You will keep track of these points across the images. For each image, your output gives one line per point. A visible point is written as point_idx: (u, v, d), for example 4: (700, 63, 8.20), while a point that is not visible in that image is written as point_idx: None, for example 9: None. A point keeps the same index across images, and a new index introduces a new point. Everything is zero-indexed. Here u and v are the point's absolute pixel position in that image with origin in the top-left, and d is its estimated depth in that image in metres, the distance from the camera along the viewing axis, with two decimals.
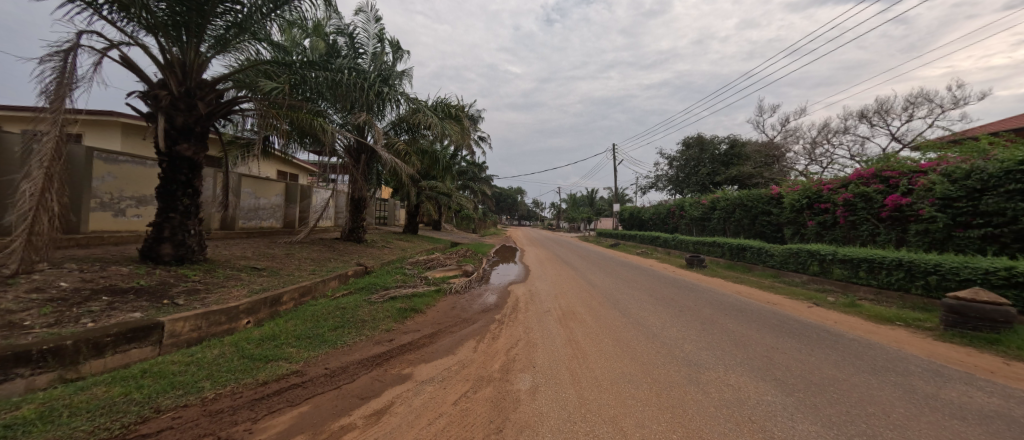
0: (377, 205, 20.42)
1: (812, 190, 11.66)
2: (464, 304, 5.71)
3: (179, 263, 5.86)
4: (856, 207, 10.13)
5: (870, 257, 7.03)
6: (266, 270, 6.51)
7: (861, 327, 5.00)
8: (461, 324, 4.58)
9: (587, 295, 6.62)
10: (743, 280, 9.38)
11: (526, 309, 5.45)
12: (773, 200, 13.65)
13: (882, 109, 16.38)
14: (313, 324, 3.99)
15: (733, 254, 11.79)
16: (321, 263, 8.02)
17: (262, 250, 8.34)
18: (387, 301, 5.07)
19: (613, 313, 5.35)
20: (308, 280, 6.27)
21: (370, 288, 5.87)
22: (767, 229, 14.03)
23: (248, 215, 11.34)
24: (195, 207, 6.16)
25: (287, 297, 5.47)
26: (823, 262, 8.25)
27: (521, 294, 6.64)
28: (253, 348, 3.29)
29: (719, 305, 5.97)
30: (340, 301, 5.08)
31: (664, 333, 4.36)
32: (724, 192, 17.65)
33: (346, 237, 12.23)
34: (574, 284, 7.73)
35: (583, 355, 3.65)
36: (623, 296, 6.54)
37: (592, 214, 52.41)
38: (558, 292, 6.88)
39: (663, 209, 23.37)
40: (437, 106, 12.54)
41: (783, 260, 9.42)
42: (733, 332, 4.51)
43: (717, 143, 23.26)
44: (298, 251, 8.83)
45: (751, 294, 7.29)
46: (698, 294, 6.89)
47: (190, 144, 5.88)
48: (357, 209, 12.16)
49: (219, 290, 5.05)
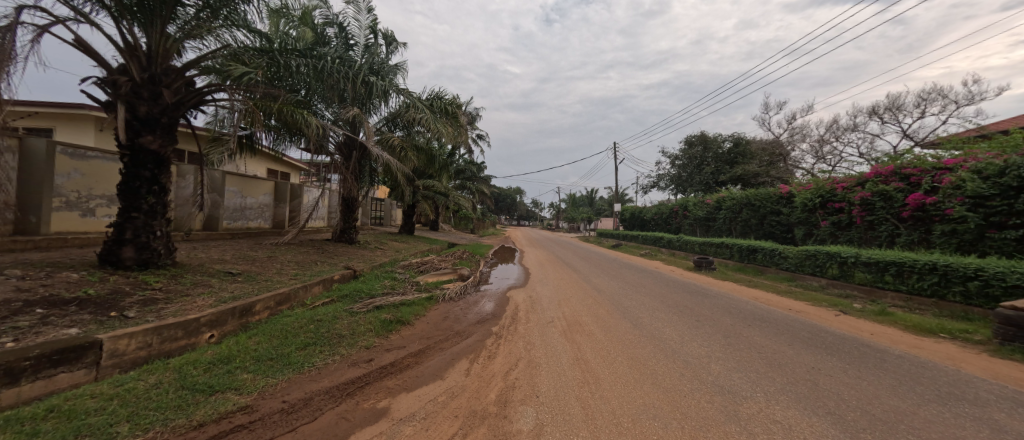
0: (372, 205, 19.85)
1: (825, 189, 11.13)
2: (457, 313, 5.16)
3: (143, 268, 5.29)
4: (874, 207, 9.59)
5: (899, 260, 6.50)
6: (242, 275, 5.96)
7: (903, 340, 4.45)
8: (452, 339, 4.02)
9: (593, 302, 6.07)
10: (757, 284, 8.84)
11: (527, 320, 4.89)
12: (782, 199, 13.12)
13: (893, 106, 15.87)
14: (279, 342, 3.44)
15: (743, 256, 11.25)
16: (306, 266, 7.46)
17: (243, 253, 7.78)
18: (370, 312, 4.51)
19: (624, 324, 4.80)
20: (287, 287, 5.71)
21: (354, 295, 5.31)
22: (776, 230, 13.50)
23: (234, 216, 10.80)
24: (162, 205, 5.59)
25: (261, 306, 4.91)
26: (844, 265, 7.71)
27: (521, 301, 6.08)
28: (199, 375, 2.72)
29: (739, 315, 5.42)
30: (318, 311, 4.52)
31: (684, 350, 3.80)
32: (730, 191, 17.10)
33: (337, 239, 11.69)
34: (578, 289, 7.18)
35: (595, 378, 3.10)
36: (633, 303, 5.99)
37: (592, 214, 51.94)
38: (561, 298, 6.33)
39: (666, 208, 22.82)
40: (433, 101, 11.94)
41: (799, 263, 8.88)
42: (764, 347, 3.94)
43: (720, 142, 22.77)
44: (282, 254, 8.27)
45: (769, 300, 6.74)
46: (714, 301, 6.32)
47: (155, 136, 5.33)
48: (348, 209, 11.60)
49: (181, 299, 4.48)
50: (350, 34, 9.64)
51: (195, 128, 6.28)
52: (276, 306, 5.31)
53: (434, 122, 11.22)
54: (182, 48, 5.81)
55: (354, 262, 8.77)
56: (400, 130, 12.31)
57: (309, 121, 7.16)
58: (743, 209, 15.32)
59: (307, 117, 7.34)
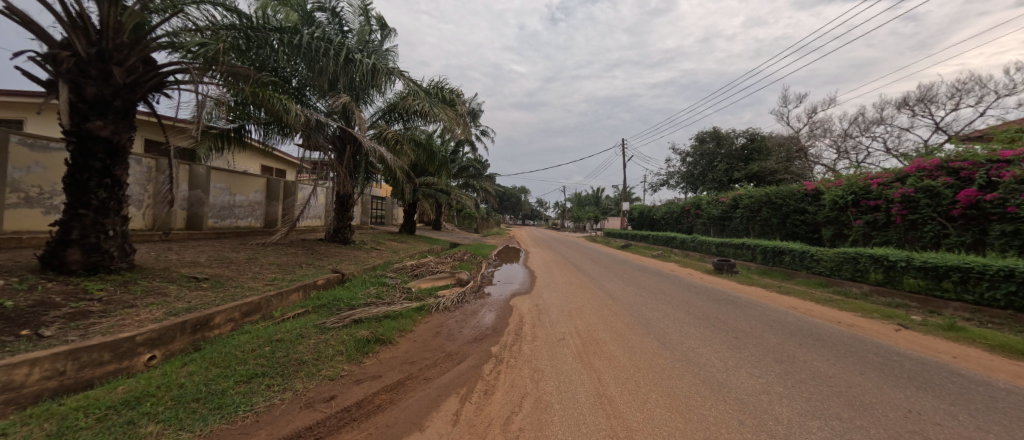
0: (372, 203, 19.21)
1: (857, 185, 10.20)
2: (452, 327, 4.40)
3: (92, 273, 4.59)
4: (917, 204, 8.66)
5: (964, 265, 5.61)
6: (208, 279, 5.25)
7: (1000, 367, 3.57)
8: (442, 365, 3.25)
9: (609, 313, 5.26)
10: (787, 289, 7.97)
11: (533, 337, 4.09)
12: (807, 197, 12.17)
13: (925, 97, 14.82)
14: (217, 373, 2.67)
15: (767, 258, 10.36)
16: (287, 269, 6.75)
17: (221, 254, 7.09)
18: (345, 328, 3.77)
19: (649, 343, 3.98)
20: (258, 295, 4.98)
21: (331, 305, 4.57)
22: (801, 230, 12.58)
23: (221, 214, 10.19)
24: (117, 201, 4.88)
25: (221, 319, 4.19)
26: (891, 270, 6.83)
27: (526, 312, 5.29)
28: (83, 430, 1.97)
29: (783, 330, 4.58)
30: (285, 325, 3.79)
31: (734, 381, 3.00)
32: (747, 188, 16.15)
33: (331, 239, 11.03)
34: (590, 296, 6.37)
35: (627, 428, 2.31)
36: (656, 315, 5.19)
37: (598, 214, 51.06)
38: (572, 308, 5.52)
39: (677, 207, 21.84)
40: (431, 91, 11.18)
41: (835, 267, 8.00)
42: (832, 377, 3.12)
43: (733, 138, 21.82)
44: (265, 255, 7.58)
45: (810, 310, 5.88)
46: (748, 312, 5.51)
47: (106, 121, 4.62)
48: (342, 207, 10.92)
49: (121, 312, 3.75)
50: (344, 19, 8.95)
51: (162, 115, 5.61)
52: (243, 316, 4.59)
53: (432, 112, 10.44)
54: (141, 21, 5.10)
55: (344, 264, 8.06)
56: (398, 123, 11.61)
57: (292, 108, 6.45)
58: (762, 208, 14.39)
59: (290, 104, 6.62)
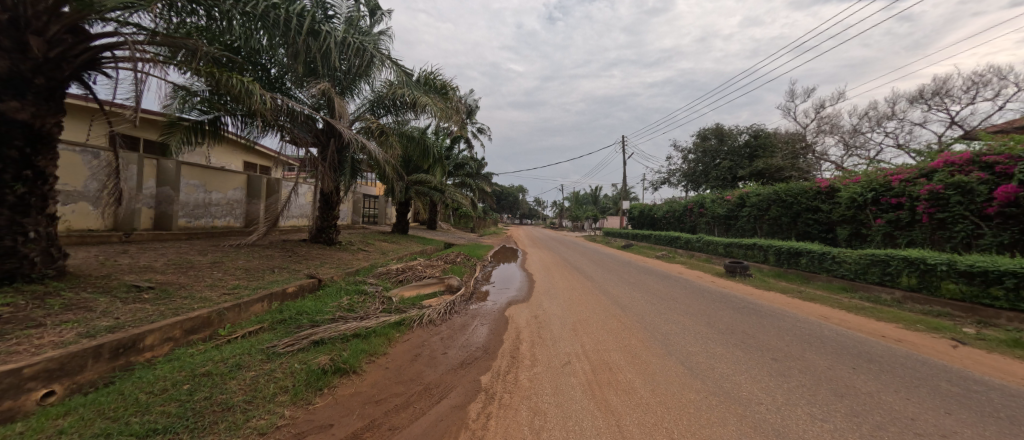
0: (363, 202, 18.45)
1: (877, 182, 9.55)
2: (435, 347, 3.68)
3: (6, 283, 3.84)
4: (946, 202, 8.01)
5: (1020, 270, 4.93)
6: (153, 289, 4.50)
7: None
8: (412, 405, 2.52)
9: (620, 327, 4.54)
10: (809, 294, 7.30)
11: (534, 362, 3.36)
12: (821, 195, 11.50)
13: (940, 90, 14.20)
14: (97, 430, 1.93)
15: (781, 259, 9.71)
16: (256, 274, 6.01)
17: (183, 258, 6.33)
18: (301, 354, 3.05)
19: (674, 368, 3.28)
20: (210, 307, 4.23)
21: (293, 321, 3.85)
22: (813, 230, 11.93)
23: (194, 213, 9.46)
24: (40, 198, 4.10)
25: (155, 339, 3.44)
26: (928, 274, 6.15)
27: (524, 325, 4.58)
28: None
29: (825, 348, 3.92)
30: (225, 351, 3.04)
31: (795, 429, 2.31)
32: (753, 186, 15.50)
33: (314, 240, 10.30)
34: (596, 305, 5.65)
35: None
36: (674, 329, 4.50)
37: (597, 213, 50.52)
38: (576, 321, 4.80)
39: (680, 206, 21.18)
40: (424, 81, 10.32)
41: (861, 270, 7.34)
42: (918, 422, 2.43)
43: (736, 135, 21.20)
44: (234, 258, 6.82)
45: (846, 321, 5.19)
46: (779, 325, 4.81)
47: (23, 101, 3.85)
48: (326, 206, 10.25)
49: (19, 333, 3.00)
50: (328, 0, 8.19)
51: (106, 103, 4.82)
52: (188, 334, 3.85)
53: (422, 101, 9.56)
54: None
55: (323, 267, 7.32)
56: (390, 117, 10.79)
57: (255, 91, 5.68)
58: (771, 206, 13.74)
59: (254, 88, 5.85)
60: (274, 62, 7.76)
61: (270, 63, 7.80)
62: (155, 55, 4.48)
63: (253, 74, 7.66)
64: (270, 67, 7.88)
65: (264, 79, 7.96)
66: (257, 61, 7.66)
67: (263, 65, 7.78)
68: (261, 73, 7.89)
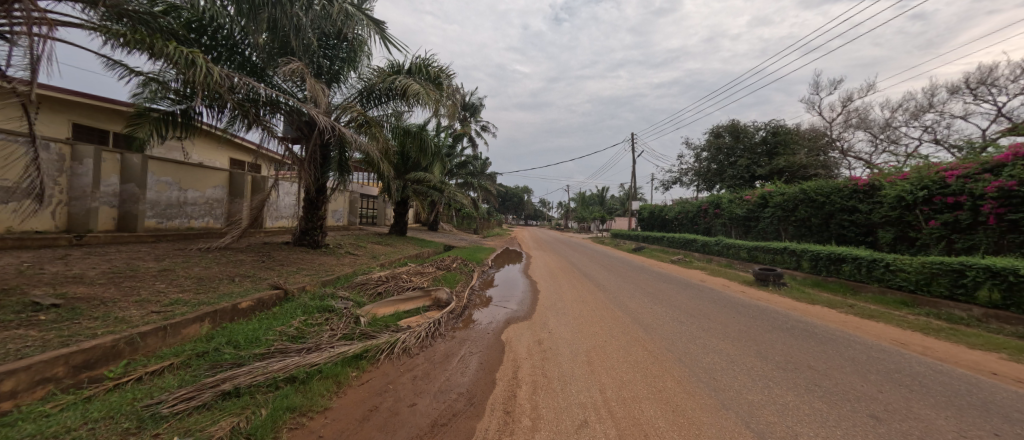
0: (359, 203, 17.61)
1: (929, 178, 8.38)
2: (403, 394, 2.70)
3: None
4: (1020, 200, 6.83)
5: None
6: (59, 308, 3.56)
7: None
8: None
9: (646, 359, 3.52)
10: (861, 309, 6.18)
11: (534, 424, 2.34)
12: (858, 194, 10.33)
13: (986, 79, 12.88)
14: None
15: (817, 266, 8.59)
16: (209, 284, 5.09)
17: (129, 265, 5.42)
18: (199, 415, 2.08)
19: (738, 434, 2.25)
20: (125, 330, 3.26)
21: (218, 353, 2.90)
22: (848, 232, 10.75)
23: (166, 212, 8.66)
24: None
25: (21, 382, 2.37)
26: (1019, 288, 5.01)
27: (524, 355, 3.58)
28: None
29: (936, 399, 2.85)
30: (81, 414, 2.06)
31: None
32: (776, 185, 14.31)
33: (297, 243, 9.42)
34: (613, 325, 4.63)
35: None
36: (719, 362, 3.46)
37: (604, 214, 49.31)
38: (590, 348, 3.79)
39: (693, 207, 20.01)
40: (417, 69, 9.21)
41: (924, 281, 6.21)
42: None
43: (754, 131, 19.97)
44: (193, 265, 5.91)
45: (932, 351, 4.09)
46: (852, 357, 3.73)
47: None
48: (311, 206, 9.33)
49: None
50: None
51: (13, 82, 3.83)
52: (93, 368, 2.85)
53: (412, 90, 8.46)
54: None
55: (296, 275, 6.40)
56: (381, 108, 9.74)
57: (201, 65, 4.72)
58: (798, 206, 12.58)
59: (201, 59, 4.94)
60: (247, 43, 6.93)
61: (244, 45, 6.99)
62: (64, 14, 3.57)
63: (224, 57, 6.89)
64: (243, 49, 7.06)
65: (237, 62, 7.12)
66: (232, 44, 6.93)
67: (235, 45, 6.93)
68: (235, 56, 7.10)
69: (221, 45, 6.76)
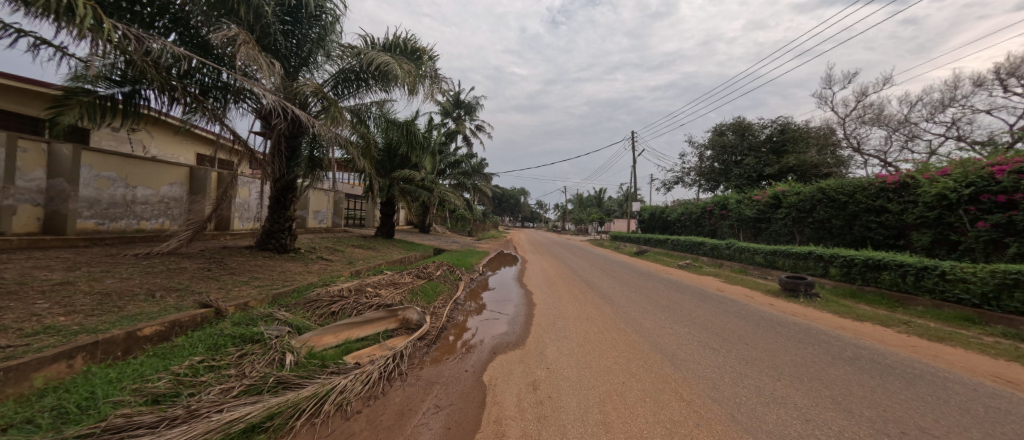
0: (344, 203, 16.51)
1: (975, 173, 7.39)
2: None
3: None
4: None
5: None
6: None
7: None
8: None
9: (687, 416, 2.47)
10: (920, 326, 5.16)
11: None
12: (887, 192, 9.39)
13: (1017, 69, 11.95)
14: None
15: (852, 273, 7.58)
16: (115, 301, 3.99)
17: (19, 277, 4.31)
18: None
19: None
20: None
21: (22, 429, 1.80)
22: (876, 235, 9.76)
23: (109, 212, 7.55)
24: None
25: None
26: None
27: (512, 413, 2.50)
28: None
29: None
30: None
31: None
32: (790, 183, 13.39)
33: (260, 247, 8.31)
34: (631, 358, 3.54)
35: None
36: (793, 424, 2.40)
37: (602, 216, 48.41)
38: (605, 397, 2.72)
39: (697, 208, 19.05)
40: (391, 45, 8.11)
41: (994, 294, 5.18)
42: None
43: (759, 128, 19.11)
44: (106, 276, 4.78)
45: None
46: (964, 410, 2.71)
47: None
48: (277, 205, 8.22)
49: None
50: None
51: None
52: None
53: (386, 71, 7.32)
54: None
55: (243, 287, 5.32)
56: (358, 97, 8.58)
57: (88, 23, 3.53)
58: (816, 206, 11.63)
59: (90, 15, 3.63)
60: (202, 20, 5.75)
61: (198, 23, 5.80)
62: None
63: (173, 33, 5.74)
64: (196, 26, 5.87)
65: (192, 41, 5.99)
66: (183, 22, 5.72)
67: (188, 23, 5.77)
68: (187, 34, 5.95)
69: (171, 19, 5.58)
